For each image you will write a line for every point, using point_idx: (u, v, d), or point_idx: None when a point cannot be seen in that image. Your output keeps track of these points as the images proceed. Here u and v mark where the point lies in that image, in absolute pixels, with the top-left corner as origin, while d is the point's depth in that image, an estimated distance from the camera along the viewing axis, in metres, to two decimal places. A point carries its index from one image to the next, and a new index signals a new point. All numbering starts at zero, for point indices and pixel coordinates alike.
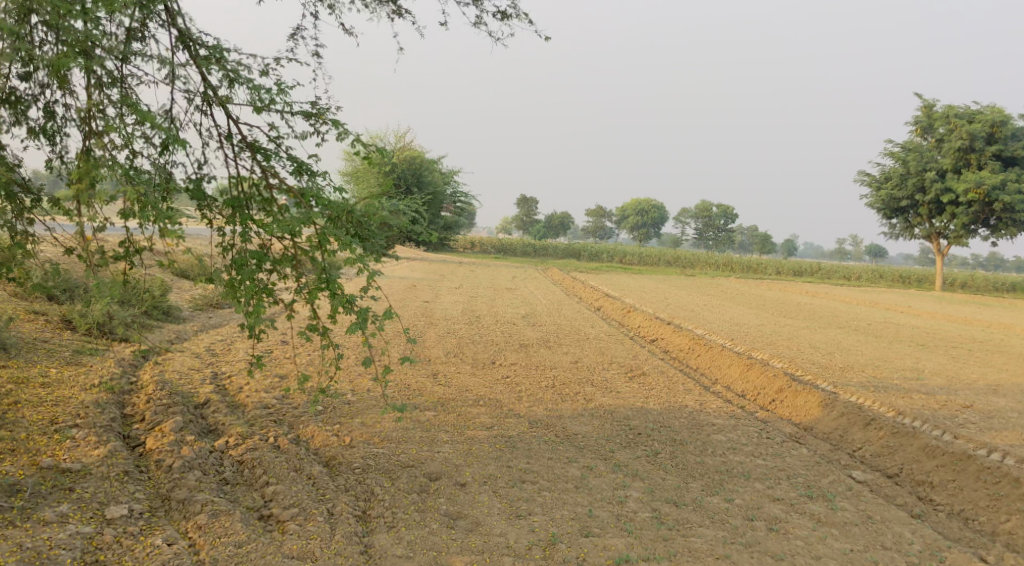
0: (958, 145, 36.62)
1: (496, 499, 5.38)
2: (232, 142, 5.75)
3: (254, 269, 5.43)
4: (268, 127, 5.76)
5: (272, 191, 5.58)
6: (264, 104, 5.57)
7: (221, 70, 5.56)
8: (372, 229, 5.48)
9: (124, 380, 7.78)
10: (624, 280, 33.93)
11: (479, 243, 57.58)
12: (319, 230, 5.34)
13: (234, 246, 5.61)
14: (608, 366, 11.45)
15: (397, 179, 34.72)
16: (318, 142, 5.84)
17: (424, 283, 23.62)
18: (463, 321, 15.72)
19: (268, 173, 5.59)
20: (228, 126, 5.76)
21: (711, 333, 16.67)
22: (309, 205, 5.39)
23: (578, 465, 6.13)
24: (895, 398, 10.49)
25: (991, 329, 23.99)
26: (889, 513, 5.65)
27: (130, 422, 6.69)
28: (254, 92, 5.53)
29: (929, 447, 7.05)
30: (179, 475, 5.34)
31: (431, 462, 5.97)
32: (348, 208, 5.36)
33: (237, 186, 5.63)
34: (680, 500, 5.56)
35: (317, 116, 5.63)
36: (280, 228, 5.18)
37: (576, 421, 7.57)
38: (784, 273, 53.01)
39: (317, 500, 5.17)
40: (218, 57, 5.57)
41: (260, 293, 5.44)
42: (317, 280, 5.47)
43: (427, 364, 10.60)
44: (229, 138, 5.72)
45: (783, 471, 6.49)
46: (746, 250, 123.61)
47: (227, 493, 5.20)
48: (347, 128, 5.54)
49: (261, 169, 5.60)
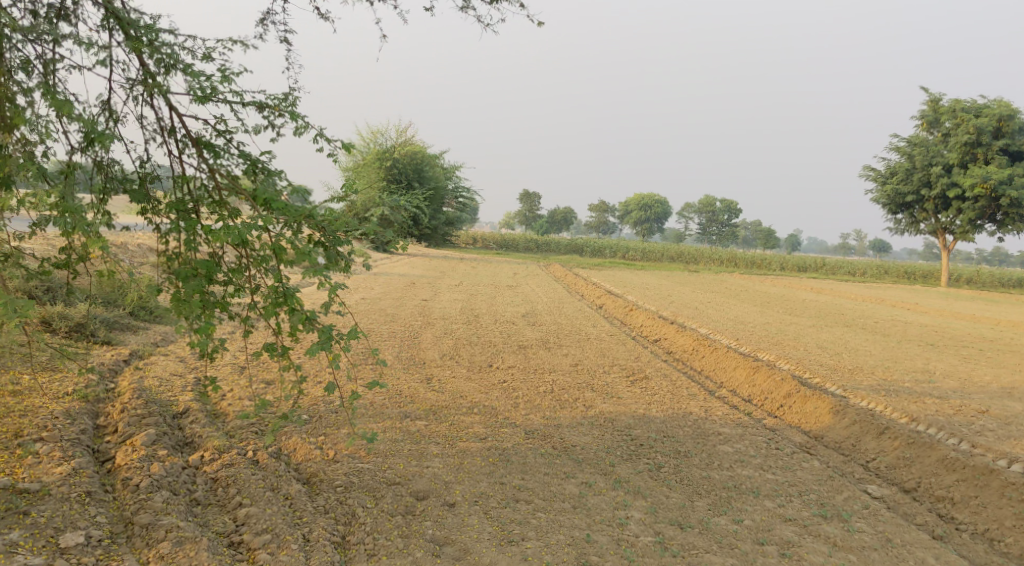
0: (964, 140, 36.09)
1: (486, 522, 5.08)
2: (177, 138, 5.41)
3: (202, 283, 5.08)
4: (217, 120, 5.42)
5: (220, 191, 5.25)
6: (208, 94, 5.22)
7: (159, 57, 5.21)
8: (335, 236, 5.12)
9: (100, 388, 7.39)
10: (627, 277, 33.52)
11: (481, 239, 57.15)
12: (273, 238, 4.99)
13: (181, 254, 5.29)
14: (609, 368, 11.07)
15: (397, 174, 34.32)
16: (273, 137, 5.50)
17: (424, 281, 23.23)
18: (461, 321, 15.33)
19: (215, 170, 5.24)
20: (171, 119, 5.42)
21: (715, 332, 16.29)
22: (261, 209, 5.04)
23: (576, 481, 5.77)
24: (909, 404, 10.08)
25: (1000, 326, 23.57)
26: (910, 536, 5.29)
27: (101, 434, 6.32)
28: (195, 81, 5.19)
29: (948, 459, 6.65)
30: (145, 496, 5.00)
31: (419, 478, 5.61)
32: (305, 213, 4.99)
33: (181, 186, 5.31)
34: (685, 523, 5.23)
35: (270, 109, 5.30)
36: (228, 236, 4.80)
37: (575, 432, 7.18)
38: (788, 269, 52.58)
39: (292, 524, 4.92)
40: (156, 42, 5.22)
41: (211, 310, 5.12)
42: (274, 296, 5.15)
43: (421, 367, 10.21)
44: (173, 132, 5.39)
45: (796, 486, 6.11)
46: (749, 245, 123.17)
47: (196, 517, 4.92)
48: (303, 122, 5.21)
49: (207, 167, 5.27)
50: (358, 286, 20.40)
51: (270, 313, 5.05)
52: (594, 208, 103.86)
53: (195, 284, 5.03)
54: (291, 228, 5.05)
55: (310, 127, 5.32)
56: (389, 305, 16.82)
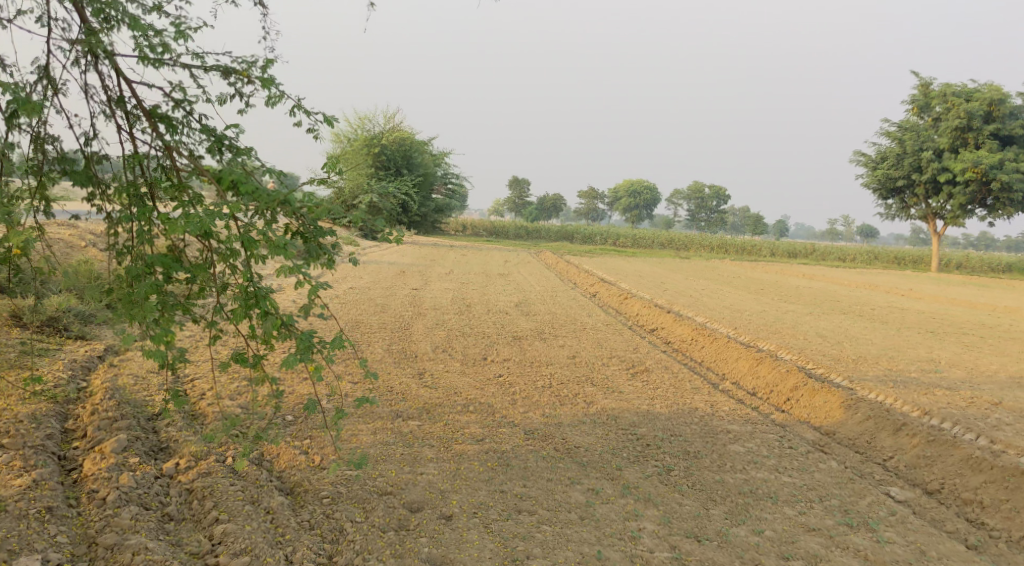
0: (955, 124, 35.60)
1: (488, 537, 4.69)
2: (127, 110, 4.95)
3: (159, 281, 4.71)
4: (174, 90, 4.98)
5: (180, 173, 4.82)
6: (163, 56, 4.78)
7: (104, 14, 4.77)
8: (315, 227, 4.73)
9: (71, 388, 6.93)
10: (619, 264, 33.13)
11: (471, 226, 56.66)
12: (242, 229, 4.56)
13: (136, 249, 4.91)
14: (608, 360, 10.68)
15: (385, 160, 33.79)
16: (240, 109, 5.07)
17: (413, 269, 22.78)
18: (452, 311, 14.90)
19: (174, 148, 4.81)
20: (121, 89, 4.97)
21: (712, 321, 15.94)
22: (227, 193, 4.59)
23: (582, 488, 5.39)
24: (919, 396, 9.72)
25: (995, 312, 23.35)
26: (944, 548, 4.94)
27: (69, 439, 5.86)
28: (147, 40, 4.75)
29: (973, 458, 6.29)
30: (113, 512, 4.58)
31: (413, 487, 5.22)
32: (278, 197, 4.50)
33: (134, 167, 4.88)
34: (702, 535, 4.87)
35: (238, 74, 4.89)
36: (189, 226, 4.36)
37: (577, 432, 6.77)
38: (778, 255, 52.38)
39: (274, 543, 4.52)
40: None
41: (172, 311, 4.76)
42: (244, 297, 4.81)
43: (412, 361, 9.79)
44: (123, 103, 4.95)
45: (815, 489, 5.73)
46: (738, 231, 123.14)
47: (168, 536, 4.51)
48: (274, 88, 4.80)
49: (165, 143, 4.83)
50: (346, 275, 19.92)
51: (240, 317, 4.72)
52: (583, 195, 103.43)
53: (148, 285, 4.64)
54: (264, 217, 4.60)
55: (283, 97, 4.90)
56: (378, 295, 16.37)
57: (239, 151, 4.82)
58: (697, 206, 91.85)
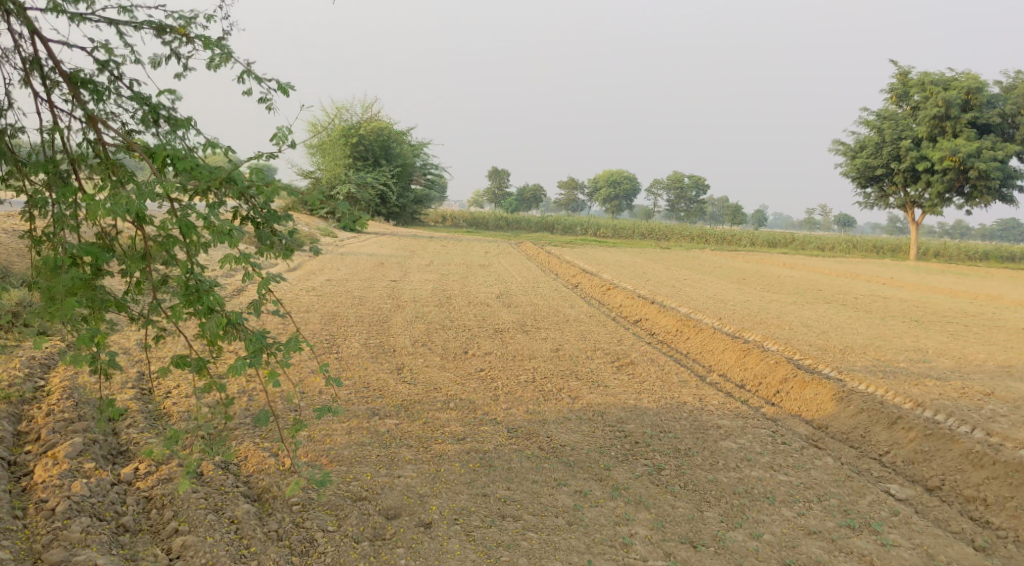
0: (933, 113, 35.76)
1: (470, 547, 4.39)
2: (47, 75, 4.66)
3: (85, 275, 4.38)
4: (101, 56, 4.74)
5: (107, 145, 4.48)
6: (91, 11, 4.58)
7: None
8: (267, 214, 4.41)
9: (27, 387, 6.53)
10: (600, 255, 32.85)
11: (451, 218, 56.18)
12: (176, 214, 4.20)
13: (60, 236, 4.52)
14: (592, 353, 10.40)
15: (363, 151, 33.27)
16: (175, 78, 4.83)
17: (392, 261, 22.37)
18: (432, 303, 14.54)
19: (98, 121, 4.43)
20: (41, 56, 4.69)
21: (696, 312, 15.72)
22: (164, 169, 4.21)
23: (569, 491, 5.10)
24: (911, 387, 9.50)
25: (977, 300, 23.33)
26: (952, 552, 4.70)
27: (21, 444, 5.48)
28: None
29: (974, 453, 6.07)
30: (61, 525, 4.23)
31: (390, 491, 4.91)
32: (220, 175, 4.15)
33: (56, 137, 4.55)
34: (697, 541, 4.60)
35: (174, 32, 4.72)
36: (115, 208, 3.99)
37: (563, 430, 6.46)
38: (758, 244, 52.41)
39: (237, 558, 4.20)
40: None
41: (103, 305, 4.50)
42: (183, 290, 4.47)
43: (390, 356, 9.45)
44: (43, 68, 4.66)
45: (813, 488, 5.47)
46: (718, 221, 123.41)
47: (122, 551, 4.17)
48: (214, 46, 4.60)
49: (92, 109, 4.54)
50: (323, 267, 19.48)
51: (178, 312, 4.42)
52: (563, 185, 103.33)
53: (71, 279, 4.29)
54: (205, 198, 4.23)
55: (223, 60, 4.71)
56: (355, 287, 15.96)
57: (175, 124, 4.48)
58: (677, 196, 91.90)
